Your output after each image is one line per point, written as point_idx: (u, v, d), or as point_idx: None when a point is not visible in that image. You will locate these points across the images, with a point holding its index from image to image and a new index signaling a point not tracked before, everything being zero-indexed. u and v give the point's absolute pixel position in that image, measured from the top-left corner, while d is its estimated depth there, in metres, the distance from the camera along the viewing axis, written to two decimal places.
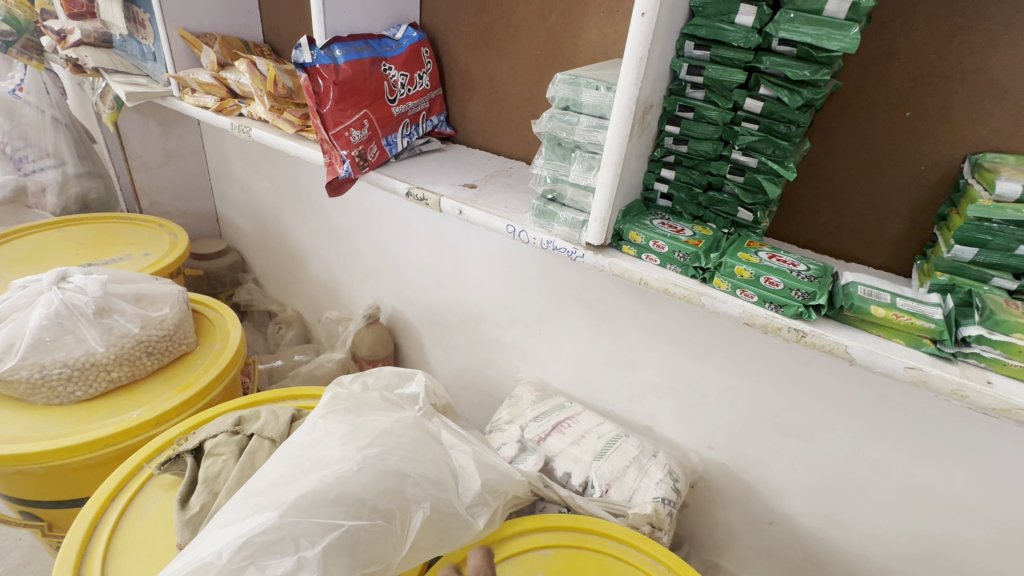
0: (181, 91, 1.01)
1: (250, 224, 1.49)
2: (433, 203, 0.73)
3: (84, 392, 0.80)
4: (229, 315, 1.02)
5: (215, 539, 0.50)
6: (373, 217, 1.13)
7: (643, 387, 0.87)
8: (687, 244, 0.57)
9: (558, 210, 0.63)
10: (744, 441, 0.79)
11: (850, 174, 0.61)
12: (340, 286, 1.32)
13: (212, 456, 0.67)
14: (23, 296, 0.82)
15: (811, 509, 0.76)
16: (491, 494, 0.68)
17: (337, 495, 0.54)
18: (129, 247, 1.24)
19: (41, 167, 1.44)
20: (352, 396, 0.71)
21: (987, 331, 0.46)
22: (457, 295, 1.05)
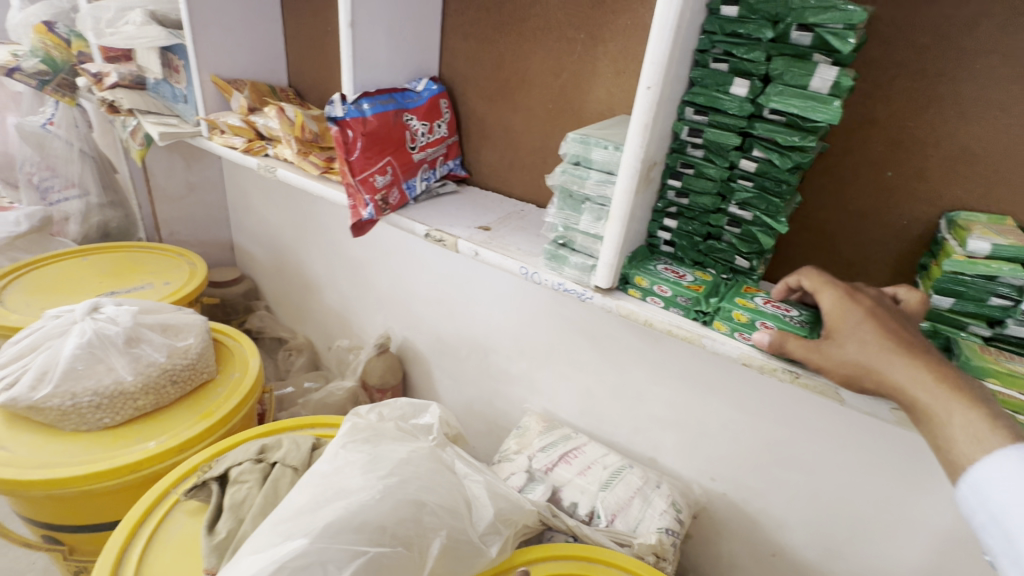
0: (211, 132, 1.08)
1: (266, 253, 1.54)
2: (451, 245, 0.78)
3: (112, 419, 0.84)
4: (248, 344, 1.06)
5: (248, 564, 0.53)
6: (387, 251, 1.18)
7: (647, 419, 0.90)
8: (689, 290, 0.62)
9: (569, 255, 0.68)
10: (745, 474, 0.82)
11: (838, 225, 0.66)
12: (352, 316, 1.37)
13: (237, 483, 0.70)
14: (57, 326, 0.87)
15: (811, 541, 0.79)
16: (503, 523, 0.71)
17: (360, 523, 0.57)
18: (150, 275, 1.29)
19: (66, 197, 1.51)
20: (370, 426, 0.75)
21: (964, 375, 0.50)
22: (467, 327, 1.10)
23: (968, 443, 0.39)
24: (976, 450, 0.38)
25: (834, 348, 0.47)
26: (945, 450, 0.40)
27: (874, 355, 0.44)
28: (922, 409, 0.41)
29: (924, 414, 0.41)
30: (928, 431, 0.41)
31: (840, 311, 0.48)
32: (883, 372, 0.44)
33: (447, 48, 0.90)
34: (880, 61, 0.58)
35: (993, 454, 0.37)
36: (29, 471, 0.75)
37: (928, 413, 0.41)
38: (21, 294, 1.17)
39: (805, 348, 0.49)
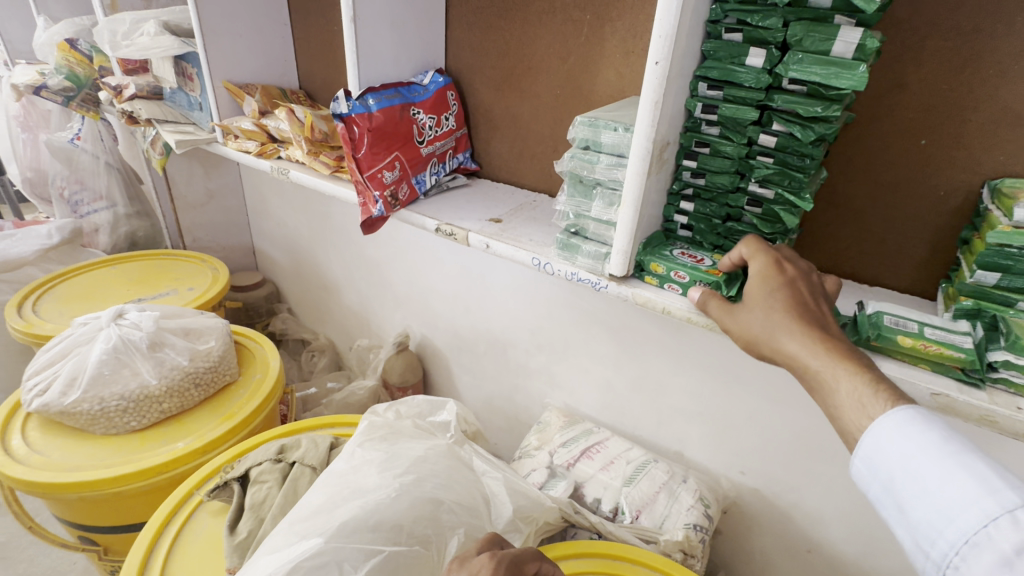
0: (225, 137, 1.09)
1: (286, 256, 1.56)
2: (462, 238, 0.76)
3: (138, 422, 0.86)
4: (268, 345, 1.07)
5: (267, 563, 0.53)
6: (401, 249, 1.18)
7: (672, 412, 0.87)
8: (708, 275, 0.58)
9: (581, 244, 0.66)
10: (776, 467, 0.79)
11: (868, 201, 0.62)
12: (370, 315, 1.37)
13: (257, 483, 0.70)
14: (85, 332, 0.89)
15: (850, 535, 0.75)
16: (523, 520, 0.69)
17: (377, 521, 0.56)
18: (175, 282, 1.31)
19: (95, 209, 1.56)
20: (386, 424, 0.74)
21: (1014, 356, 0.46)
22: (484, 323, 1.09)
23: (854, 410, 0.42)
24: (863, 418, 0.41)
25: (746, 314, 0.50)
26: (837, 418, 0.43)
27: (773, 326, 0.47)
28: (813, 375, 0.43)
29: (815, 381, 0.43)
30: (822, 399, 0.43)
31: (759, 280, 0.49)
32: (777, 340, 0.46)
33: (452, 40, 0.89)
34: (909, 22, 0.54)
35: (879, 419, 0.40)
36: (61, 474, 0.77)
37: (818, 380, 0.43)
38: (54, 303, 1.20)
39: (723, 310, 0.52)
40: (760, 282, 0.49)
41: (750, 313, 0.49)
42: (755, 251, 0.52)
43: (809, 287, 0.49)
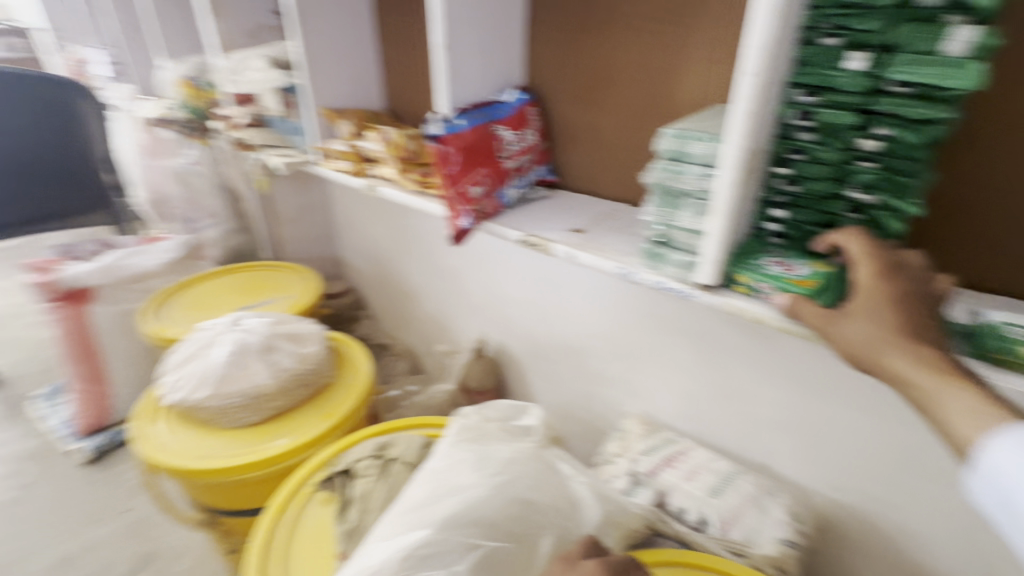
0: (322, 158, 1.19)
1: (369, 265, 1.67)
2: (546, 249, 0.79)
3: (254, 418, 0.95)
4: (360, 350, 1.15)
5: (381, 551, 0.57)
6: (480, 258, 1.23)
7: (758, 423, 0.85)
8: (796, 286, 0.57)
9: (668, 253, 0.66)
10: (876, 484, 0.75)
11: (984, 204, 0.59)
12: (448, 321, 1.44)
13: (361, 477, 0.76)
14: (209, 336, 1.00)
15: (965, 562, 0.70)
16: (611, 525, 0.70)
17: (475, 518, 0.60)
18: (276, 291, 1.45)
19: (206, 226, 1.74)
20: (475, 426, 0.79)
21: None
22: (561, 329, 1.11)
23: (964, 424, 0.40)
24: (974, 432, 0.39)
25: (847, 323, 0.50)
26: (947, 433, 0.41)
27: (878, 339, 0.46)
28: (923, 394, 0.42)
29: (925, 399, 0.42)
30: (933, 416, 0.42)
31: (864, 290, 0.49)
32: (882, 356, 0.46)
33: (533, 58, 0.92)
34: None
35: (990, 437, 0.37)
36: (194, 460, 0.88)
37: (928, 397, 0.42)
38: (178, 310, 1.36)
39: (823, 318, 0.52)
40: (864, 292, 0.49)
41: (851, 324, 0.49)
42: (859, 254, 0.52)
43: (918, 297, 0.48)
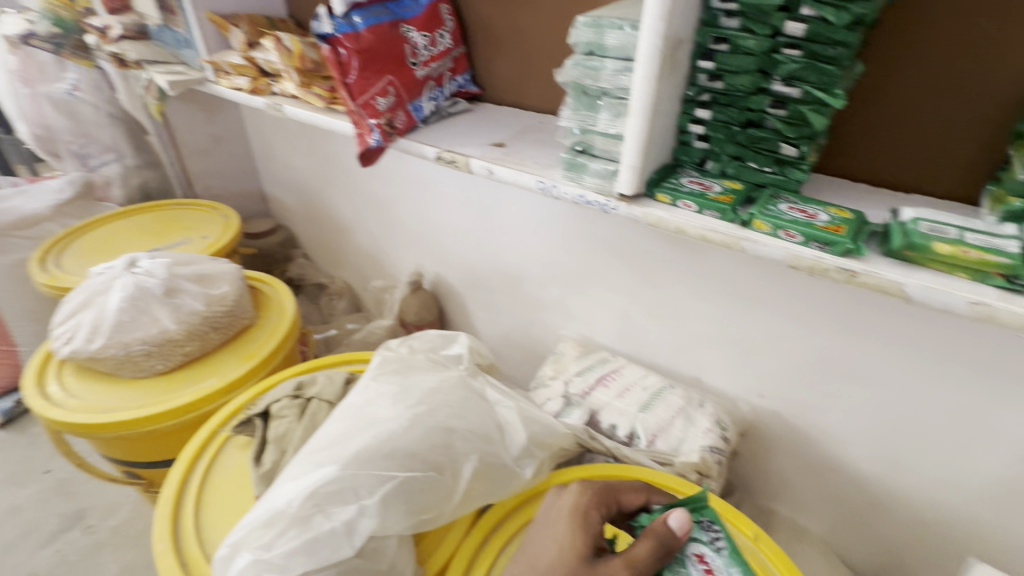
0: (216, 75, 1.04)
1: (296, 200, 1.55)
2: (463, 165, 0.73)
3: (164, 365, 0.88)
4: (283, 288, 1.08)
5: (285, 490, 0.54)
6: (408, 184, 1.15)
7: (690, 338, 0.85)
8: (716, 201, 0.56)
9: (588, 162, 0.61)
10: (797, 389, 0.77)
11: (912, 96, 0.55)
12: (383, 255, 1.36)
13: (278, 418, 0.72)
14: (102, 282, 0.90)
15: (872, 454, 0.74)
16: (538, 446, 0.69)
17: (390, 450, 0.57)
18: (189, 231, 1.32)
19: (104, 162, 1.56)
20: (400, 358, 0.75)
21: None
22: (497, 256, 1.06)
23: None
24: None
25: None
26: None
27: None
28: None
29: None
30: None
31: None
32: None
33: None
34: None
35: None
36: (97, 415, 0.81)
37: None
38: (76, 256, 1.23)
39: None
40: None
41: None
42: None
43: None
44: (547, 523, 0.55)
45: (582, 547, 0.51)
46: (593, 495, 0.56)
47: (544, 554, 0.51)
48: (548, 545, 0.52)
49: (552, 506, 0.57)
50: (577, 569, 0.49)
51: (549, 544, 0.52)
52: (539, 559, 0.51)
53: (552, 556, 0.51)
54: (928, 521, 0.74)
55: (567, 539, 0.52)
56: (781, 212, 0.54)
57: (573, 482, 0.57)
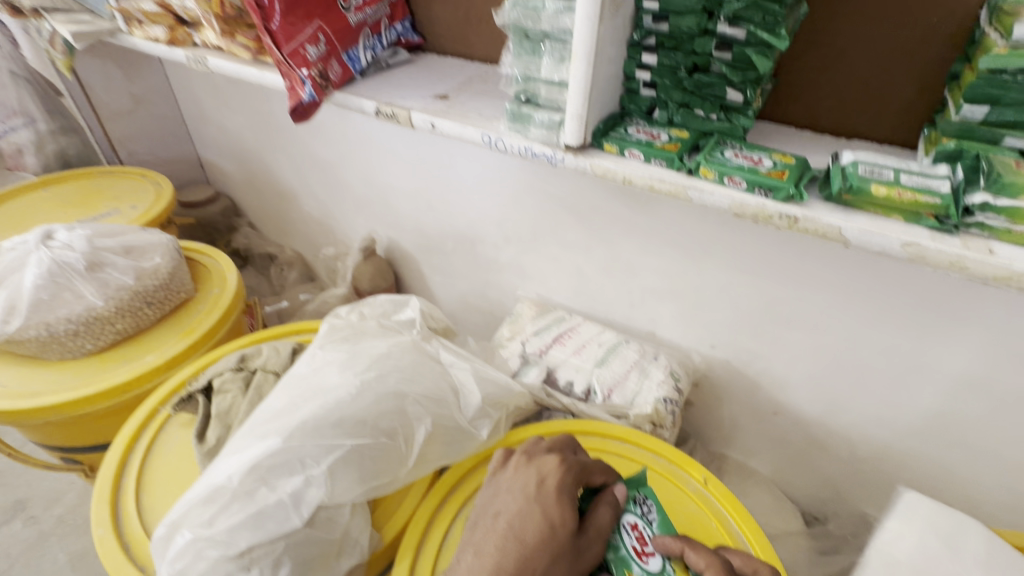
0: (128, 25, 0.94)
1: (236, 166, 1.45)
2: (404, 119, 0.68)
3: (94, 345, 0.83)
4: (223, 259, 1.02)
5: (226, 465, 0.52)
6: (353, 145, 1.09)
7: (643, 293, 0.86)
8: (664, 150, 0.55)
9: (532, 112, 0.59)
10: (745, 337, 0.79)
11: (853, 37, 0.55)
12: (333, 221, 1.30)
13: (221, 393, 0.69)
14: (12, 259, 0.82)
15: (813, 396, 0.78)
16: (493, 406, 0.68)
17: (338, 418, 0.55)
18: (116, 201, 1.22)
19: (11, 126, 1.39)
20: (348, 325, 0.73)
21: (993, 197, 0.43)
22: (450, 218, 1.03)
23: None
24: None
25: None
26: None
27: None
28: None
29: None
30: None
31: None
32: None
33: None
34: None
35: None
36: (21, 400, 0.76)
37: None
38: None
39: None
40: None
41: None
42: None
43: None
44: (526, 496, 0.49)
45: (572, 525, 0.47)
46: (570, 467, 0.52)
47: (532, 529, 0.46)
48: (534, 519, 0.47)
49: (530, 477, 0.51)
50: (565, 548, 0.46)
51: (535, 518, 0.47)
52: (526, 535, 0.46)
53: (541, 533, 0.46)
54: (863, 455, 0.79)
55: (555, 514, 0.47)
56: (726, 158, 0.53)
57: (557, 454, 0.53)
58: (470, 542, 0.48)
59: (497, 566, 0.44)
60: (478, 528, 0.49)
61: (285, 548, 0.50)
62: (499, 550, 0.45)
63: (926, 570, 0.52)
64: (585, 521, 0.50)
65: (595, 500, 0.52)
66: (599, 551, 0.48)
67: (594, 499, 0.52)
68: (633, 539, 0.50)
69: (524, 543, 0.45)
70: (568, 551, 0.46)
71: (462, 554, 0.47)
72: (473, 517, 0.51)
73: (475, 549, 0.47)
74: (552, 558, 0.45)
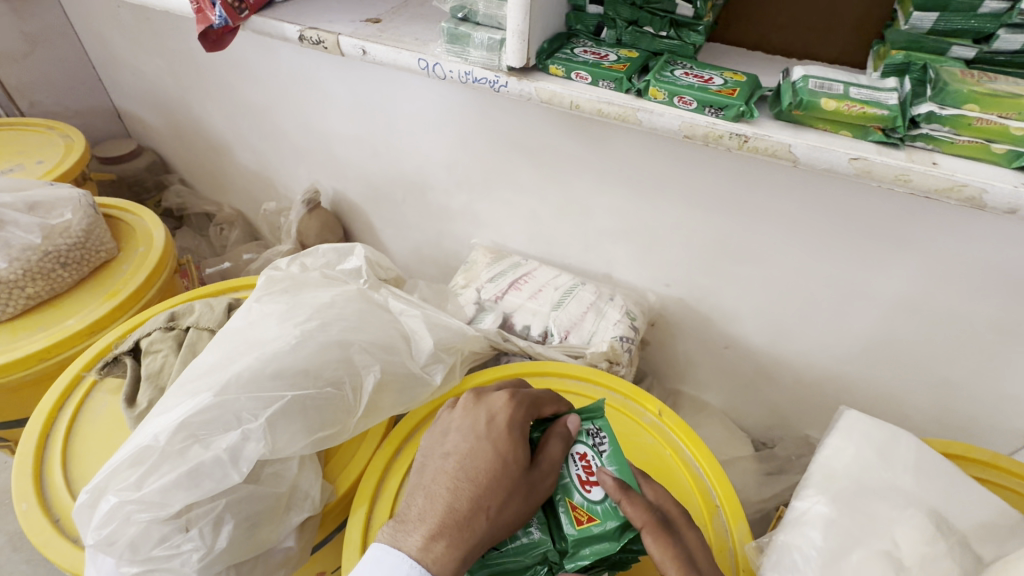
0: None
1: (158, 115, 1.32)
2: (332, 46, 0.62)
3: (4, 312, 0.75)
4: (148, 215, 0.93)
5: (154, 424, 0.49)
6: (286, 85, 1.00)
7: (598, 235, 0.84)
8: (612, 70, 0.51)
9: (471, 31, 0.54)
10: (698, 274, 0.79)
11: None
12: (272, 174, 1.21)
13: (151, 353, 0.64)
14: None
15: (763, 328, 0.79)
16: (446, 351, 0.66)
17: (276, 370, 0.52)
18: (19, 156, 1.09)
19: None
20: (288, 276, 0.68)
21: (938, 107, 0.43)
22: (396, 164, 0.97)
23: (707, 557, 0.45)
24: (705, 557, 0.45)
25: None
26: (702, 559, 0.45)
27: None
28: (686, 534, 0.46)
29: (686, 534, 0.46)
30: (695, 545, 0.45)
31: None
32: None
33: None
34: None
35: None
36: None
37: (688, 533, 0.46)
38: None
39: None
40: None
41: None
42: None
43: None
44: (476, 435, 0.48)
45: (524, 460, 0.47)
46: (520, 403, 0.51)
47: (485, 467, 0.46)
48: (485, 458, 0.46)
49: (480, 415, 0.50)
50: (517, 484, 0.46)
51: (486, 455, 0.47)
52: (478, 473, 0.46)
53: (492, 470, 0.46)
54: (808, 381, 0.82)
55: (507, 451, 0.47)
56: (676, 77, 0.50)
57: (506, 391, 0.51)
58: (421, 485, 0.47)
59: (451, 505, 0.44)
60: (427, 469, 0.47)
61: (226, 505, 0.48)
62: (452, 492, 0.45)
63: (862, 481, 0.54)
64: (538, 454, 0.49)
65: (546, 432, 0.51)
66: (553, 482, 0.48)
67: (545, 432, 0.51)
68: (579, 468, 0.49)
69: (477, 481, 0.45)
70: (521, 485, 0.46)
71: (413, 498, 0.46)
72: (421, 460, 0.49)
73: (426, 492, 0.46)
74: (506, 493, 0.45)
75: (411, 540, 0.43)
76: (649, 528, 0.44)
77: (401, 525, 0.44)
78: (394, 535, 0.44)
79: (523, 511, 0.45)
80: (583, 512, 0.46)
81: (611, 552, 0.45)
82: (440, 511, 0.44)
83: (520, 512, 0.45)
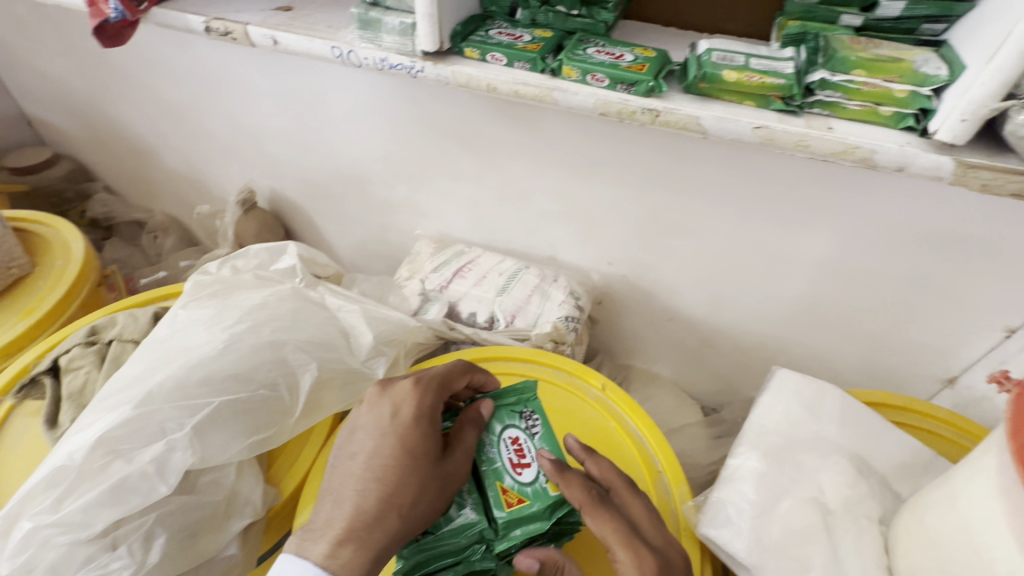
0: None
1: (73, 120, 1.24)
2: (241, 36, 0.60)
3: None
4: (65, 226, 0.88)
5: (72, 443, 0.47)
6: (207, 81, 0.95)
7: (539, 217, 0.84)
8: (526, 51, 0.51)
9: (382, 16, 0.53)
10: (636, 249, 0.81)
11: None
12: (204, 175, 1.15)
13: (71, 371, 0.61)
14: None
15: (702, 298, 0.82)
16: (388, 344, 0.65)
17: (203, 376, 0.51)
18: None
19: None
20: (217, 279, 0.65)
21: (830, 74, 0.45)
22: (331, 158, 0.94)
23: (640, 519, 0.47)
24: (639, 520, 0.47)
25: None
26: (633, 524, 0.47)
27: None
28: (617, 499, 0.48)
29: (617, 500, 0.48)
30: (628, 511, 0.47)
31: None
32: None
33: None
34: None
35: None
36: None
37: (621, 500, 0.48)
38: None
39: None
40: None
41: None
42: None
43: None
44: (380, 432, 0.48)
45: (430, 453, 0.47)
46: (427, 393, 0.50)
47: (391, 466, 0.46)
48: (389, 456, 0.47)
49: (385, 410, 0.49)
50: (425, 477, 0.46)
51: (391, 453, 0.47)
52: (386, 472, 0.46)
53: (397, 468, 0.46)
54: (746, 346, 0.85)
55: (414, 445, 0.47)
56: (589, 55, 0.51)
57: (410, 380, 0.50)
58: (329, 488, 0.47)
59: (358, 507, 0.45)
60: (337, 472, 0.48)
61: (157, 518, 0.46)
62: (359, 494, 0.45)
63: (790, 434, 0.57)
64: (450, 444, 0.49)
65: (459, 419, 0.51)
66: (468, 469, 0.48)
67: (458, 419, 0.51)
68: (511, 452, 0.50)
69: (383, 480, 0.46)
70: (431, 478, 0.46)
71: (322, 503, 0.46)
72: (331, 462, 0.49)
73: (334, 496, 0.46)
74: (414, 489, 0.45)
75: (317, 547, 0.44)
76: (582, 503, 0.45)
77: (308, 532, 0.45)
78: (301, 543, 0.45)
79: (436, 503, 0.45)
80: (513, 495, 0.47)
81: (541, 530, 0.46)
82: (346, 515, 0.44)
83: (435, 503, 0.45)
